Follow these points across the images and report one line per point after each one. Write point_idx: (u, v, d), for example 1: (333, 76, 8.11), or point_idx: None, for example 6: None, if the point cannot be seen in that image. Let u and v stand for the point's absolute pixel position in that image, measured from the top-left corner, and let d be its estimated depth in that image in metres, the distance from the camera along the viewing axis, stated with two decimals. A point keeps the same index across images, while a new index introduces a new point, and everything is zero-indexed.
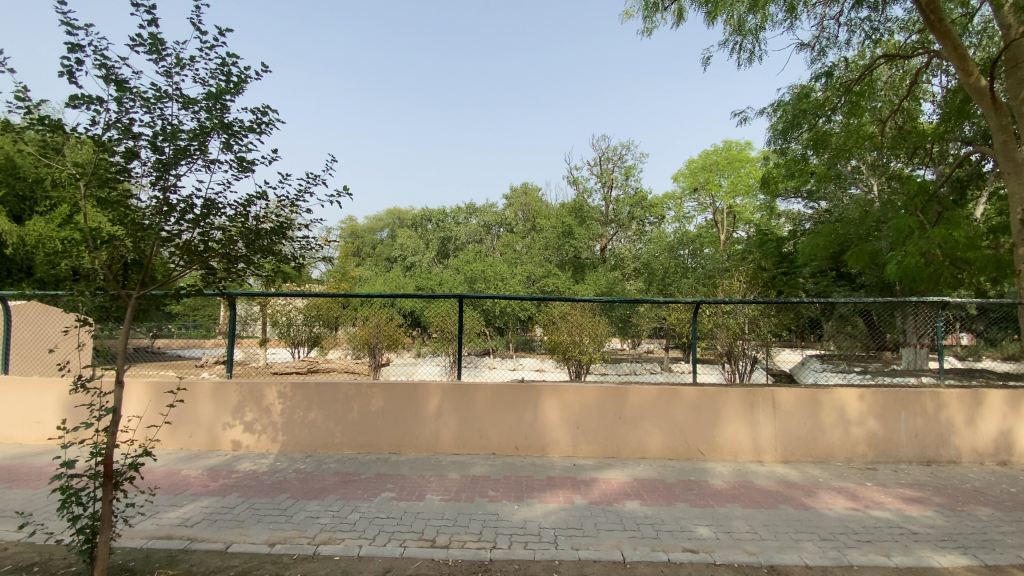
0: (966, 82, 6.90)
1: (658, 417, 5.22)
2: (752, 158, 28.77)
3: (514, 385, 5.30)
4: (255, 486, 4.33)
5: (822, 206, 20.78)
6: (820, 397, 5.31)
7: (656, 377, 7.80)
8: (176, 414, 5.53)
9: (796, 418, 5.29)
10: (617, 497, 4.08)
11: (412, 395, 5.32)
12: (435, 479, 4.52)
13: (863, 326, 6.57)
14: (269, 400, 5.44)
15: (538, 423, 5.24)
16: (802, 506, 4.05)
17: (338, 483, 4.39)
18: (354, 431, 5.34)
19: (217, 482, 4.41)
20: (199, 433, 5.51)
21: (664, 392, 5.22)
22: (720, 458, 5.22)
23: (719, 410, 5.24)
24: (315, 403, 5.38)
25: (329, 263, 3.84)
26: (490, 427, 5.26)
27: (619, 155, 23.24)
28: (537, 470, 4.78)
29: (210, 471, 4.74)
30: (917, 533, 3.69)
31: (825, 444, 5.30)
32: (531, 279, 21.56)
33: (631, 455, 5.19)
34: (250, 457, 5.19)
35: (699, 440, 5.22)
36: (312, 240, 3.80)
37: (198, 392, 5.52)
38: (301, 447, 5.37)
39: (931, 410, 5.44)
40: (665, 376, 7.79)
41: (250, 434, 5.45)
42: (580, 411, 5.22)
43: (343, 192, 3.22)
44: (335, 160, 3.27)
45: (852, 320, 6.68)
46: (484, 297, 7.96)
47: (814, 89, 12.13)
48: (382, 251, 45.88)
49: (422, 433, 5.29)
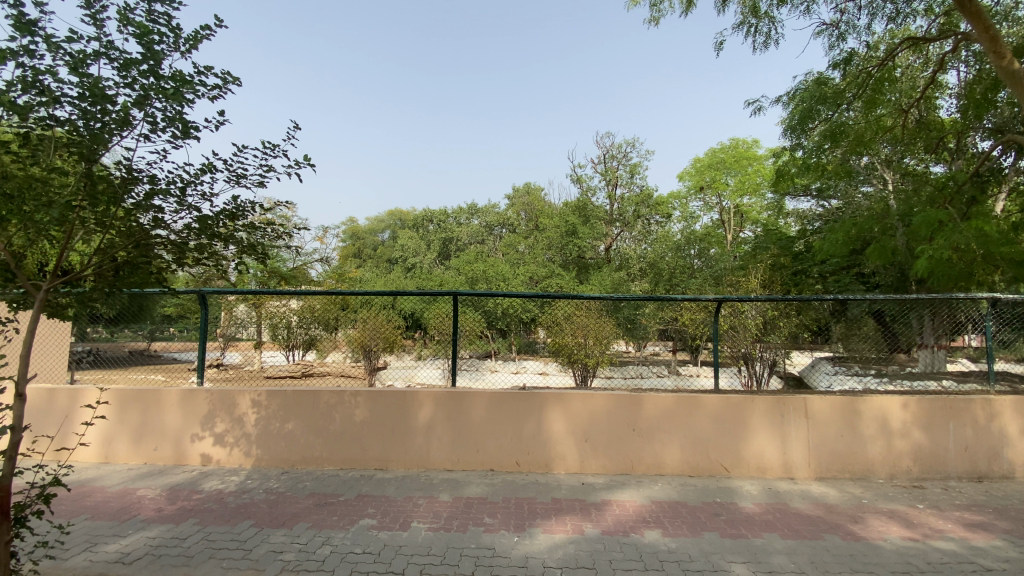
0: (998, 65, 6.09)
1: (677, 429, 4.64)
2: (759, 156, 28.13)
3: (515, 392, 4.74)
4: (216, 510, 3.77)
5: (833, 204, 20.14)
6: (859, 406, 4.72)
7: (665, 382, 7.27)
8: (142, 424, 5.01)
9: (832, 428, 4.70)
10: (634, 525, 3.50)
11: (400, 403, 4.76)
12: (424, 501, 3.95)
13: (874, 327, 5.95)
14: (242, 409, 4.88)
15: (541, 436, 4.66)
16: (850, 536, 3.46)
17: (312, 507, 3.83)
18: (336, 444, 4.77)
19: (174, 506, 3.87)
20: (165, 446, 4.97)
21: (682, 401, 4.65)
22: (746, 474, 4.63)
23: (745, 420, 4.66)
24: (293, 413, 4.83)
25: (298, 251, 3.36)
26: (487, 440, 4.69)
27: (623, 153, 22.67)
28: (541, 490, 4.20)
29: (170, 491, 4.20)
30: (993, 571, 3.10)
31: (864, 458, 4.71)
32: (534, 279, 20.99)
33: (646, 472, 4.60)
34: (219, 474, 4.63)
35: (722, 454, 4.64)
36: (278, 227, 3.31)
37: (164, 400, 4.99)
38: (278, 463, 4.80)
39: (983, 420, 4.84)
40: (675, 380, 7.25)
41: (220, 448, 4.89)
42: (590, 422, 4.65)
43: (305, 162, 2.73)
44: (297, 126, 2.82)
45: (862, 320, 6.09)
46: (484, 296, 7.43)
47: (830, 78, 11.55)
48: (383, 252, 45.47)
49: (411, 447, 4.73)
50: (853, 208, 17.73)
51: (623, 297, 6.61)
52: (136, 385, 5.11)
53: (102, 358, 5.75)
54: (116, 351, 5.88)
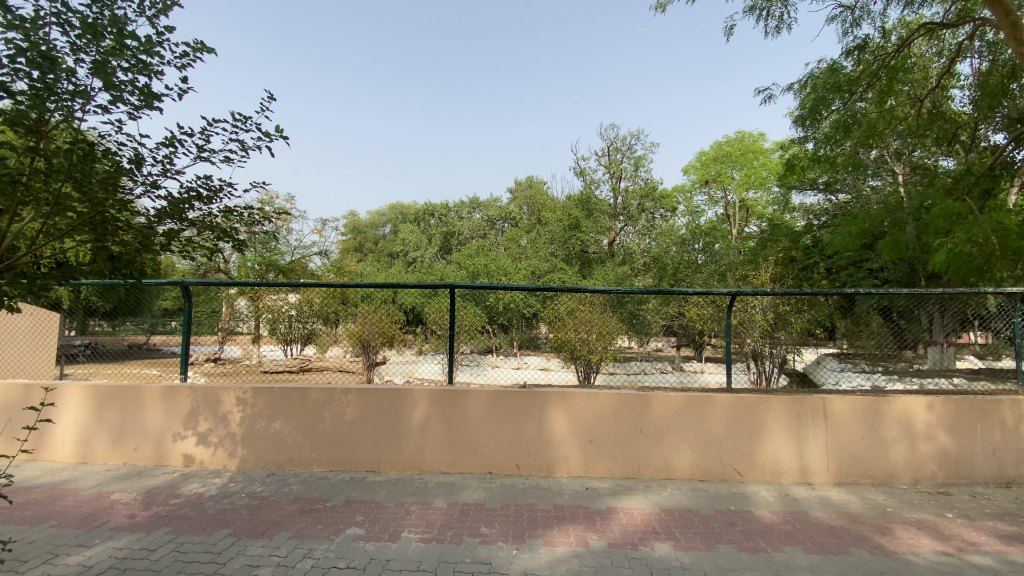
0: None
1: (687, 430, 4.36)
2: (766, 149, 27.63)
3: (515, 391, 4.46)
4: (192, 518, 3.52)
5: (842, 198, 19.68)
6: (881, 407, 4.44)
7: (667, 378, 6.96)
8: (122, 422, 4.77)
9: (852, 431, 4.42)
10: (644, 537, 3.22)
11: (393, 402, 4.49)
12: (417, 508, 3.68)
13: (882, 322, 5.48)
14: (226, 407, 4.62)
15: (543, 436, 4.39)
16: (879, 550, 3.18)
17: (296, 514, 3.57)
18: (326, 444, 4.50)
19: (149, 513, 3.62)
20: (146, 446, 4.72)
21: (693, 401, 4.37)
22: (762, 479, 4.34)
23: (761, 422, 4.37)
24: (281, 412, 4.57)
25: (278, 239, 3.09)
26: (485, 441, 4.41)
27: (627, 145, 22.27)
28: (542, 496, 3.93)
29: (146, 496, 3.96)
30: None
31: (886, 462, 4.43)
32: (535, 274, 20.67)
33: (655, 476, 4.33)
34: (200, 476, 4.38)
35: (735, 458, 4.35)
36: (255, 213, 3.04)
37: (145, 397, 4.74)
38: (264, 464, 4.54)
39: (1012, 422, 4.54)
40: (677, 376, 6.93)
41: (204, 448, 4.63)
42: (594, 423, 4.37)
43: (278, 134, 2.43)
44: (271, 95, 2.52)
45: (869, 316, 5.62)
46: (484, 290, 7.15)
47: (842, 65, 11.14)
48: (384, 246, 45.09)
49: (404, 448, 4.46)
50: (862, 202, 17.34)
51: (630, 292, 6.31)
52: (116, 382, 4.86)
53: (103, 351, 5.55)
54: (118, 344, 5.69)
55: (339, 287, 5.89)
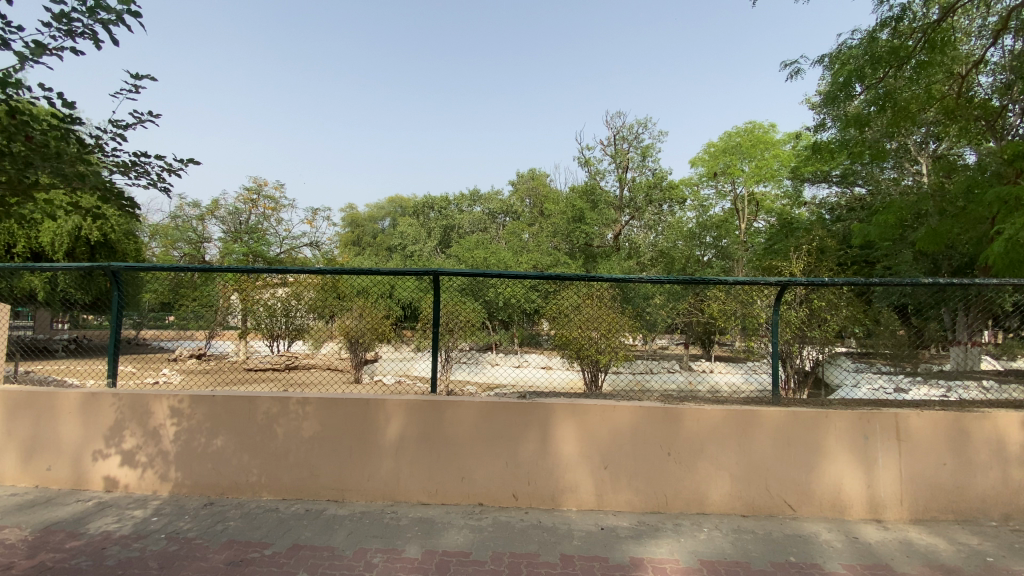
0: None
1: (728, 452, 3.47)
2: (776, 141, 26.68)
3: (512, 402, 3.59)
4: (83, 573, 2.68)
5: (862, 191, 18.64)
6: (967, 424, 3.58)
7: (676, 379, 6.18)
8: (31, 436, 3.92)
9: (932, 454, 3.56)
10: None
11: (362, 415, 3.61)
12: (384, 558, 2.83)
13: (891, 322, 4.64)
14: (158, 419, 3.77)
15: (547, 460, 3.50)
16: None
17: (224, 566, 2.73)
18: (277, 467, 3.64)
19: (30, 564, 2.78)
20: (61, 466, 3.87)
21: (735, 417, 3.49)
22: (819, 513, 3.46)
23: (819, 442, 3.49)
24: (223, 425, 3.70)
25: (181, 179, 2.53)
26: (475, 464, 3.53)
27: (635, 134, 21.28)
28: (546, 540, 3.05)
29: (39, 536, 3.11)
30: None
31: (971, 492, 3.56)
32: (537, 268, 19.75)
33: (687, 511, 3.44)
34: (120, 507, 3.54)
35: (788, 488, 3.46)
36: (149, 162, 2.60)
37: (59, 407, 3.89)
38: (202, 490, 3.68)
39: None
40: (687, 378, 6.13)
41: (130, 469, 3.79)
42: (613, 444, 3.49)
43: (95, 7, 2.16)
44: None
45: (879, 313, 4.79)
46: (482, 284, 6.33)
47: (886, 27, 9.26)
48: (382, 239, 44.08)
49: (374, 472, 3.58)
50: (882, 194, 16.43)
51: (656, 280, 5.22)
52: (28, 388, 4.01)
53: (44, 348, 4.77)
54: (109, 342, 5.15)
55: (312, 276, 4.92)
